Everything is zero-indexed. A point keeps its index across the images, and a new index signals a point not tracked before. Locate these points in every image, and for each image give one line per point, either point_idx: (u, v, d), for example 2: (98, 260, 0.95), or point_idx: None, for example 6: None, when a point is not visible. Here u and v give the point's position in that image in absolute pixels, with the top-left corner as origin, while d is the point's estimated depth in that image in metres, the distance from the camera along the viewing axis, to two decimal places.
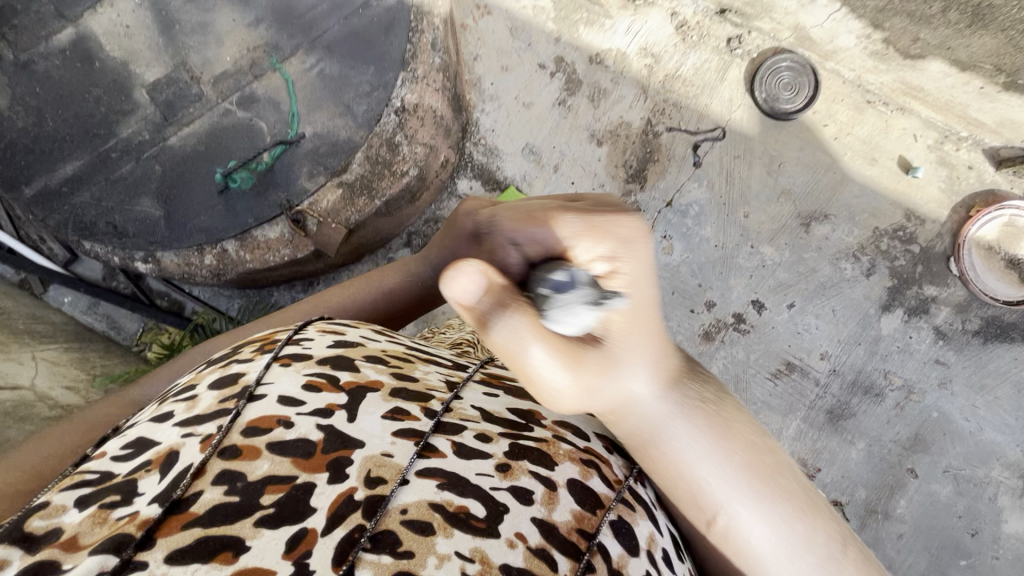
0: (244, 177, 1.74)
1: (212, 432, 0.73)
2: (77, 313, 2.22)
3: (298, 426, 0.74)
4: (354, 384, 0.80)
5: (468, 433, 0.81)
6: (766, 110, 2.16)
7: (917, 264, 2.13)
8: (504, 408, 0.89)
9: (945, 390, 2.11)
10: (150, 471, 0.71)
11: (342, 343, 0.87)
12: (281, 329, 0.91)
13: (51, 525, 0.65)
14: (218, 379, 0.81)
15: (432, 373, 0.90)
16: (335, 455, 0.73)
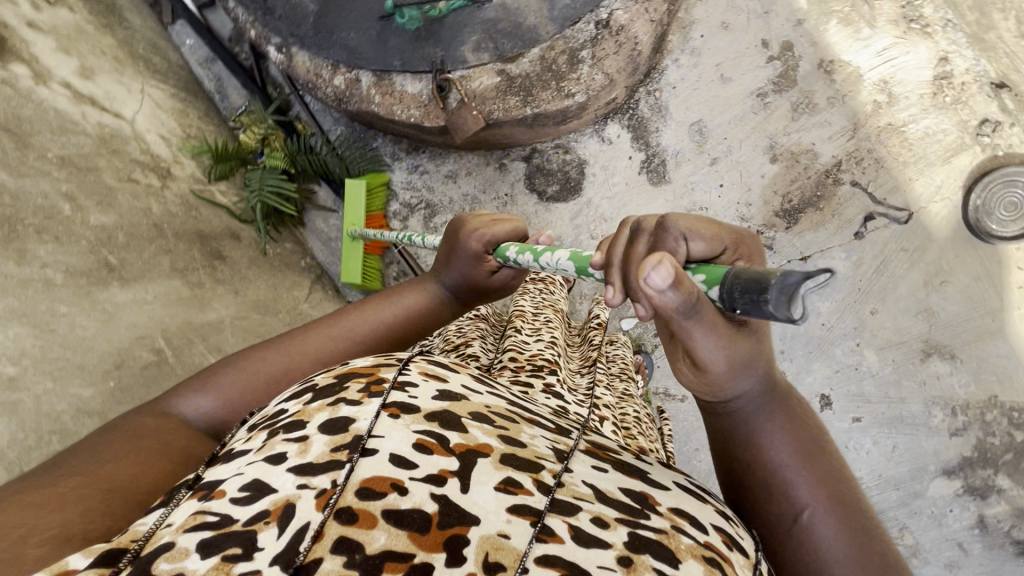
0: (412, 16, 1.54)
1: (327, 488, 0.49)
2: (192, 62, 2.08)
3: (411, 494, 0.50)
4: (467, 448, 0.55)
5: (584, 515, 0.54)
6: (970, 219, 1.85)
7: (1007, 451, 1.94)
8: (617, 487, 0.60)
9: (947, 572, 2.01)
10: (269, 524, 0.47)
11: (450, 394, 0.61)
12: (385, 362, 0.63)
13: (177, 571, 0.44)
14: (328, 421, 0.54)
15: (540, 438, 0.62)
16: (450, 532, 0.49)
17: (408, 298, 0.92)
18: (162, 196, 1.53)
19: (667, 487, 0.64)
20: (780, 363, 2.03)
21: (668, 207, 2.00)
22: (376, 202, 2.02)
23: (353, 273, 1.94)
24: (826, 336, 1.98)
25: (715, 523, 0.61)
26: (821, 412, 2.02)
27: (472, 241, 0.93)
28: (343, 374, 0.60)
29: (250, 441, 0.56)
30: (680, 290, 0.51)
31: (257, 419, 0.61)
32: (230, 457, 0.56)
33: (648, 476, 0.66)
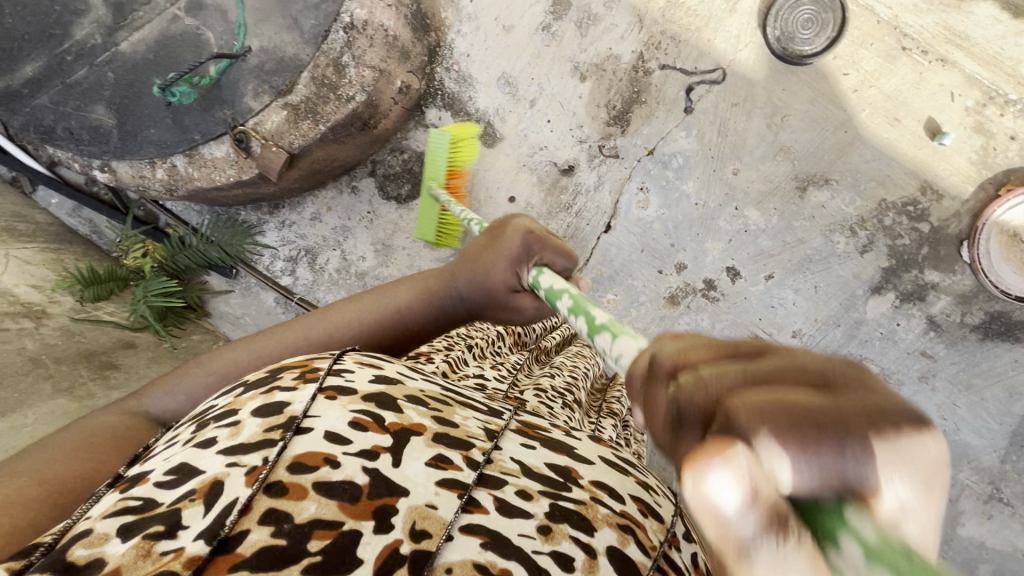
0: (184, 91, 1.69)
1: (258, 464, 0.56)
2: (63, 215, 2.32)
3: (345, 466, 0.57)
4: (400, 427, 0.64)
5: (507, 488, 0.63)
6: (776, 51, 1.88)
7: (922, 245, 1.90)
8: (542, 462, 0.70)
9: (925, 385, 1.96)
10: (195, 500, 0.54)
11: (383, 378, 0.72)
12: (318, 357, 0.75)
13: (94, 555, 0.50)
14: (260, 406, 0.64)
15: (471, 420, 0.73)
16: (379, 501, 0.56)
17: (439, 283, 1.14)
18: (37, 335, 1.63)
19: (591, 462, 0.75)
20: (675, 256, 2.04)
21: (511, 160, 2.09)
22: (459, 159, 1.92)
23: (428, 233, 1.92)
24: (704, 213, 2.00)
25: (636, 493, 0.72)
26: (733, 284, 2.02)
27: (514, 242, 1.06)
28: (276, 370, 0.72)
29: (174, 439, 0.66)
30: (739, 494, 0.32)
31: (189, 418, 0.70)
32: (156, 453, 0.64)
33: (574, 453, 0.75)
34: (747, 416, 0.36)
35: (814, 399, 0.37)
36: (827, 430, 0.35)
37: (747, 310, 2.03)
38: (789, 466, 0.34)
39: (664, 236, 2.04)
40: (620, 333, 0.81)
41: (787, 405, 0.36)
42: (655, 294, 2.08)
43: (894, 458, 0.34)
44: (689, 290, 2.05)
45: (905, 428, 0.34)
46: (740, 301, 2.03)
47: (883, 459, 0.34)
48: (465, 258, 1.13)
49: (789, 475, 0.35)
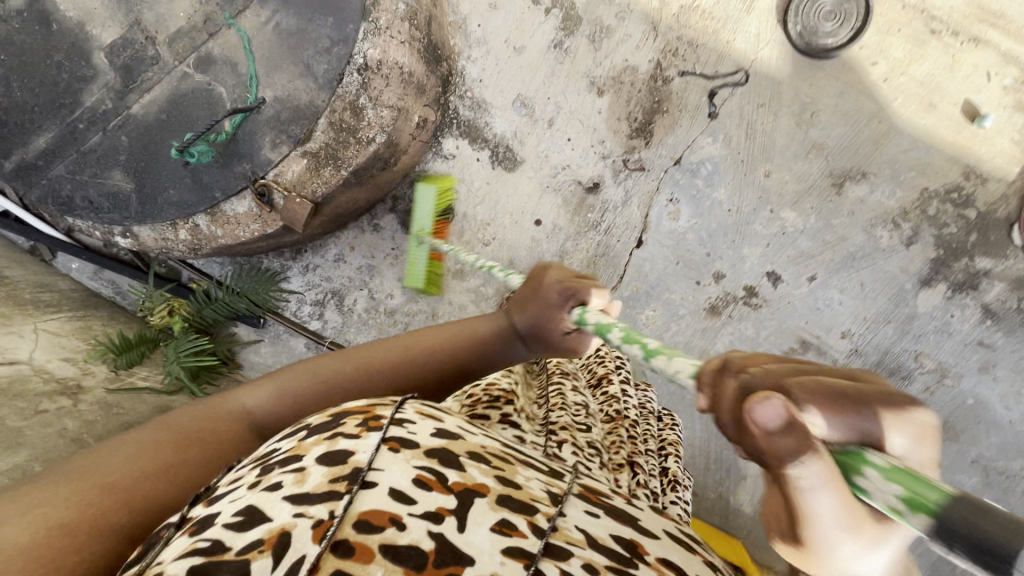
0: (202, 150, 1.65)
1: (325, 517, 0.49)
2: (85, 278, 2.30)
3: (410, 529, 0.50)
4: (464, 486, 0.56)
5: (575, 561, 0.54)
6: (799, 46, 1.82)
7: (971, 232, 1.83)
8: (608, 533, 0.61)
9: (986, 375, 1.89)
10: (264, 551, 0.47)
11: (444, 432, 0.63)
12: (381, 402, 0.66)
13: None
14: (325, 453, 0.56)
15: (534, 480, 0.63)
16: (445, 570, 0.48)
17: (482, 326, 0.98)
18: (77, 412, 1.57)
19: (656, 537, 0.66)
20: (713, 265, 1.98)
21: (534, 182, 2.04)
22: (441, 207, 2.02)
23: (418, 278, 1.85)
24: (739, 219, 1.94)
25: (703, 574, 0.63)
26: (775, 289, 1.96)
27: (553, 292, 0.96)
28: (338, 413, 0.63)
29: (238, 481, 0.57)
30: (791, 436, 0.50)
31: (250, 457, 0.62)
32: (223, 491, 0.56)
33: (636, 523, 0.67)
34: (800, 390, 0.55)
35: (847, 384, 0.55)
36: (848, 396, 0.53)
37: (792, 314, 1.96)
38: (820, 420, 0.53)
39: (699, 246, 1.98)
40: (677, 355, 0.82)
41: (828, 388, 0.54)
42: (695, 306, 2.02)
43: (901, 421, 0.52)
44: (730, 299, 1.99)
45: (906, 407, 0.52)
46: (784, 306, 1.96)
47: (897, 423, 0.52)
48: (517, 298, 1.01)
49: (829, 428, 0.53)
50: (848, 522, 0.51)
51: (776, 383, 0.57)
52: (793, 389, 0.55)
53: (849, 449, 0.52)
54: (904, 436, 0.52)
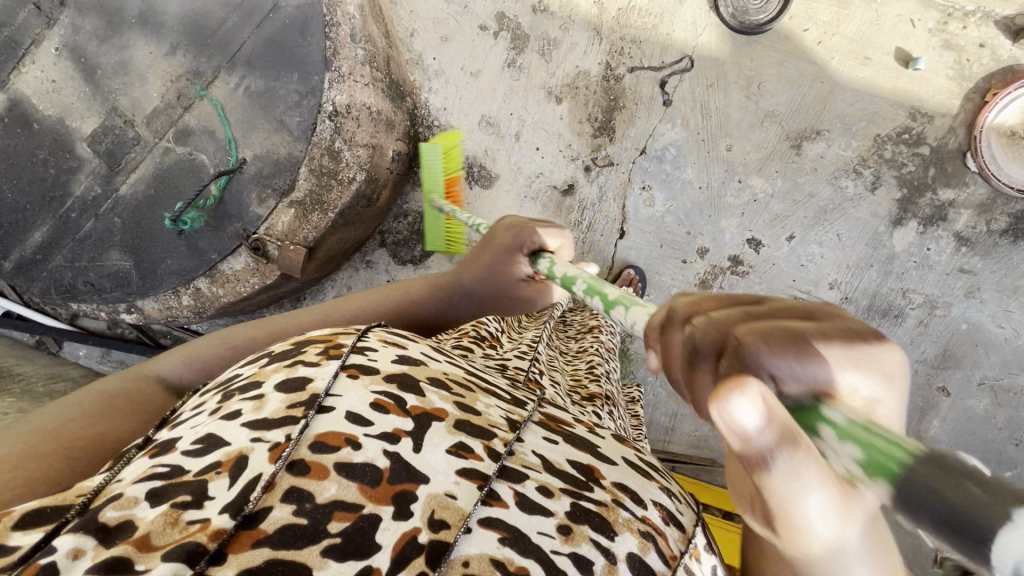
0: (194, 217, 1.73)
1: (281, 440, 0.59)
2: (95, 363, 2.35)
3: (366, 448, 0.61)
4: (420, 411, 0.67)
5: (528, 483, 0.65)
6: (734, 26, 1.93)
7: (928, 167, 1.93)
8: (564, 458, 0.72)
9: (973, 299, 1.96)
10: (222, 472, 0.57)
11: (406, 359, 0.75)
12: (344, 333, 0.78)
13: (125, 517, 0.53)
14: (284, 381, 0.67)
15: (494, 408, 0.76)
16: (400, 486, 0.60)
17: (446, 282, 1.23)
18: None
19: (613, 463, 0.76)
20: (695, 242, 2.06)
21: (512, 194, 2.12)
22: (450, 166, 1.92)
23: (438, 242, 1.89)
24: (711, 194, 2.03)
25: (657, 499, 0.72)
26: (758, 254, 2.04)
27: (507, 243, 1.15)
28: (302, 342, 0.76)
29: (201, 407, 0.70)
30: (766, 426, 0.43)
31: (214, 386, 0.74)
32: (183, 421, 0.68)
33: (597, 451, 0.78)
34: (751, 337, 0.50)
35: (796, 324, 0.50)
36: (800, 340, 0.48)
37: (779, 275, 2.04)
38: (780, 372, 0.48)
39: (679, 226, 2.06)
40: (638, 304, 0.86)
41: (773, 329, 0.49)
42: (686, 284, 2.09)
43: (858, 359, 0.47)
44: (718, 271, 2.06)
45: (869, 343, 0.47)
46: (769, 268, 2.04)
47: (849, 363, 0.47)
48: (470, 261, 1.21)
49: (786, 383, 0.48)
50: (833, 491, 0.45)
51: (721, 331, 0.53)
52: (743, 339, 0.50)
53: (809, 402, 0.47)
54: (863, 377, 0.47)
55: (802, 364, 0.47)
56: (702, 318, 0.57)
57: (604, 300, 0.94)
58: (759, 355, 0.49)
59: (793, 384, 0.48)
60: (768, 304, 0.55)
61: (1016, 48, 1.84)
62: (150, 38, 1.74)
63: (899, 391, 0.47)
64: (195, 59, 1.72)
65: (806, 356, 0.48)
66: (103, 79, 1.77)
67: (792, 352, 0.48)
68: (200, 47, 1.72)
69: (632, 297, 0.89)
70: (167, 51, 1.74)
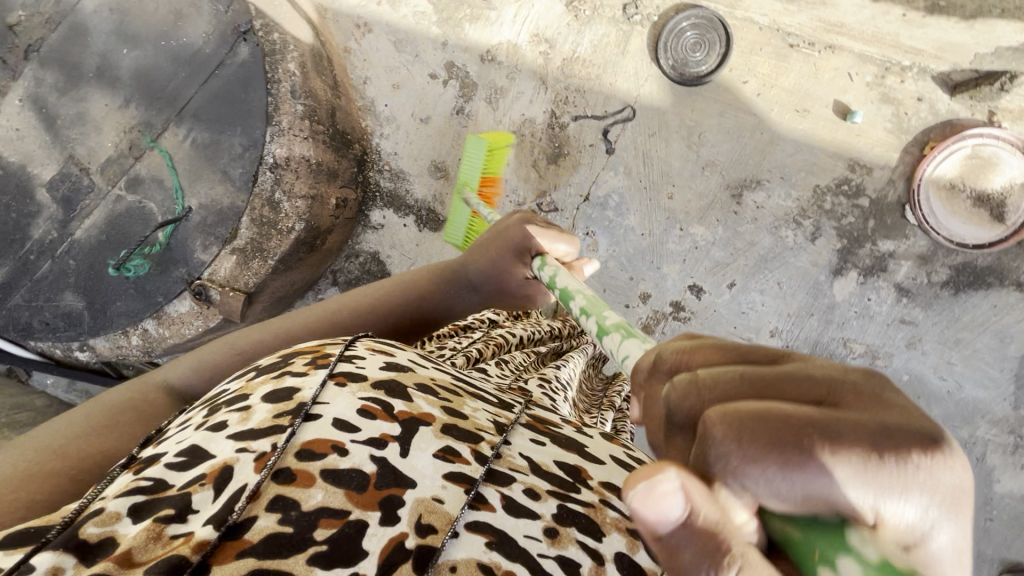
0: (138, 263, 1.83)
1: (268, 450, 0.60)
2: (61, 392, 2.43)
3: (352, 454, 0.61)
4: (409, 416, 0.68)
5: (516, 485, 0.67)
6: (675, 78, 1.97)
7: (868, 219, 1.94)
8: (551, 460, 0.73)
9: (914, 350, 1.95)
10: (206, 485, 0.57)
11: (393, 365, 0.76)
12: (330, 343, 0.79)
13: (107, 533, 0.53)
14: (270, 392, 0.67)
15: (481, 412, 0.77)
16: (388, 491, 0.60)
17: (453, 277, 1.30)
18: None
19: (600, 462, 0.78)
20: (638, 287, 2.09)
21: None
22: (491, 167, 1.95)
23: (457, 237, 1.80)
24: (653, 241, 2.06)
25: None
26: (700, 301, 2.05)
27: (514, 240, 1.24)
28: (287, 354, 0.77)
29: (185, 422, 0.69)
30: (686, 532, 0.41)
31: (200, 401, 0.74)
32: (169, 437, 0.67)
33: (584, 452, 0.79)
34: (722, 435, 0.42)
35: (811, 415, 0.42)
36: (797, 445, 0.41)
37: (720, 321, 2.05)
38: (766, 491, 0.41)
39: (621, 271, 2.10)
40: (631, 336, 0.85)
41: (770, 421, 0.42)
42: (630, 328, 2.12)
43: (877, 478, 0.39)
44: (660, 316, 2.10)
45: (910, 462, 0.40)
46: (711, 314, 2.06)
47: (865, 483, 0.39)
48: (477, 247, 1.30)
49: (773, 500, 0.41)
50: None
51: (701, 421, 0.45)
52: (711, 428, 0.43)
53: (815, 525, 0.40)
54: (885, 494, 0.39)
55: (785, 477, 0.40)
56: (684, 377, 0.50)
57: (600, 324, 0.94)
58: (732, 464, 0.42)
59: (781, 506, 0.41)
60: (786, 375, 0.47)
61: (954, 102, 1.84)
62: (106, 91, 1.83)
63: (955, 513, 0.40)
64: (147, 112, 1.81)
65: (812, 472, 0.40)
66: (63, 128, 1.86)
67: (786, 465, 0.40)
68: (152, 101, 1.80)
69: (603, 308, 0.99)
70: (121, 104, 1.82)
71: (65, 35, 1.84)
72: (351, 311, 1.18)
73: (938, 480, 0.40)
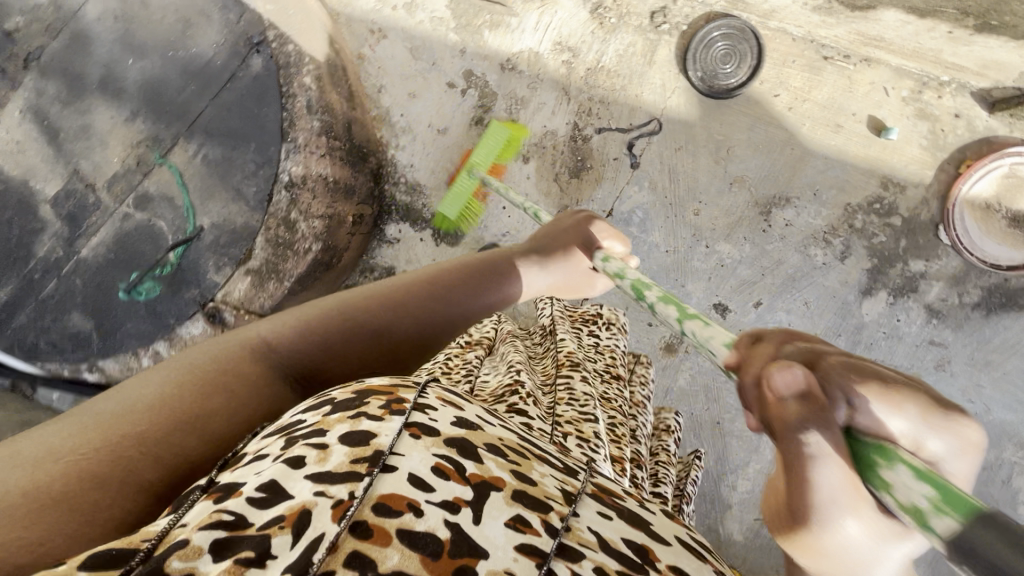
0: (150, 285, 1.77)
1: (344, 497, 0.47)
2: None
3: (428, 516, 0.48)
4: (482, 479, 0.53)
5: (588, 564, 0.51)
6: (704, 91, 1.90)
7: (900, 238, 1.89)
8: (621, 537, 0.57)
9: (943, 372, 1.92)
10: (286, 528, 0.44)
11: (464, 420, 0.60)
12: (403, 384, 0.61)
13: (188, 569, 0.41)
14: (347, 432, 0.52)
15: (548, 478, 0.60)
16: (460, 561, 0.46)
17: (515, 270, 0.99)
18: None
19: (668, 543, 0.60)
20: None
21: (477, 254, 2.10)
22: (504, 157, 2.05)
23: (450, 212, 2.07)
24: (677, 258, 2.00)
25: None
26: (725, 319, 2.00)
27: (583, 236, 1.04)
28: (360, 390, 0.58)
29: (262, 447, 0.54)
30: (802, 405, 0.49)
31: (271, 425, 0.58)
32: (245, 460, 0.53)
33: (649, 527, 0.62)
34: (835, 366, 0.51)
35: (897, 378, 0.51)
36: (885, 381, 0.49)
37: None
38: (860, 410, 0.49)
39: None
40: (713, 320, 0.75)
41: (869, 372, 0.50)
42: (652, 346, 2.09)
43: (936, 424, 0.47)
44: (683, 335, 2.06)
45: (959, 419, 0.47)
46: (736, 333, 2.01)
47: (926, 421, 0.47)
48: (542, 236, 1.06)
49: (862, 416, 0.49)
50: (849, 502, 0.48)
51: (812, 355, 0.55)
52: (832, 365, 0.52)
53: (871, 442, 0.47)
54: (940, 439, 0.47)
55: (874, 406, 0.48)
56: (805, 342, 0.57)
57: (683, 312, 0.81)
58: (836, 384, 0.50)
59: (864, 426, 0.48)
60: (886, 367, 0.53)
61: (993, 119, 1.78)
62: (111, 103, 1.74)
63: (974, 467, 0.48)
64: (155, 126, 1.73)
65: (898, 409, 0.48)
66: (66, 141, 1.77)
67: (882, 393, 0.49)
68: (160, 114, 1.72)
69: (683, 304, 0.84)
70: (128, 117, 1.74)
71: (67, 43, 1.75)
72: (408, 294, 0.87)
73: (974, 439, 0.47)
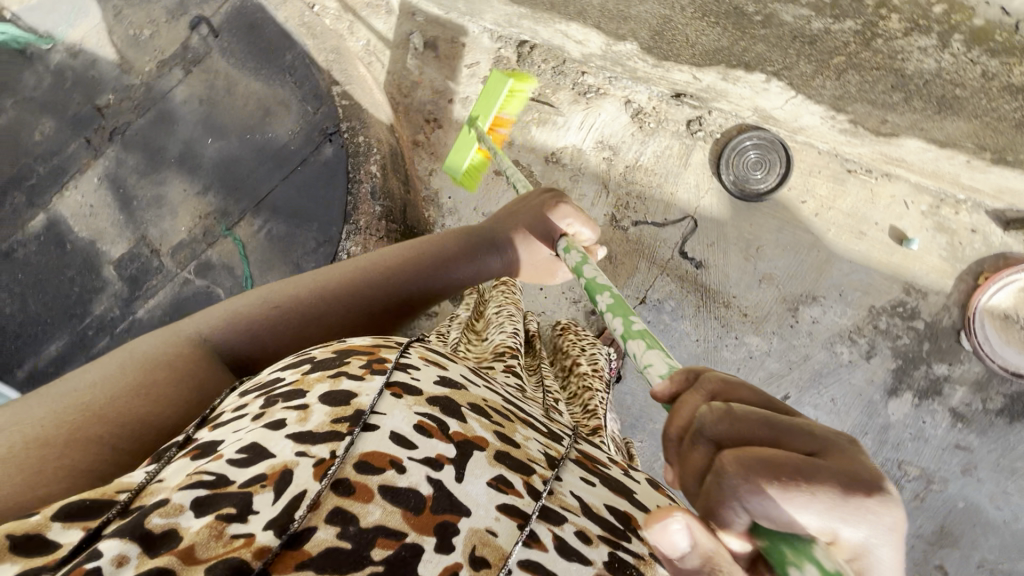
0: None
1: (326, 456, 0.57)
2: None
3: (410, 472, 0.59)
4: (464, 438, 0.65)
5: (568, 526, 0.62)
6: (735, 193, 2.04)
7: (923, 341, 1.96)
8: (601, 502, 0.70)
9: (970, 477, 1.95)
10: (266, 486, 0.55)
11: (448, 382, 0.74)
12: (386, 347, 0.77)
13: (170, 525, 0.50)
14: (327, 393, 0.65)
15: (532, 441, 0.74)
16: (441, 517, 0.57)
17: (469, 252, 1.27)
18: None
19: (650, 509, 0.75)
20: None
21: None
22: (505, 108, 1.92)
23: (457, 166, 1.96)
24: (707, 347, 2.08)
25: None
26: None
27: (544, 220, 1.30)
28: (343, 352, 0.74)
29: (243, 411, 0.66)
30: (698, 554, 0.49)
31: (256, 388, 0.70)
32: (226, 425, 0.64)
33: (634, 497, 0.76)
34: (734, 465, 0.50)
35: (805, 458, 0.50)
36: (790, 475, 0.49)
37: None
38: (764, 512, 0.49)
39: None
40: (655, 345, 0.83)
41: (772, 461, 0.50)
42: None
43: (842, 512, 0.48)
44: None
45: (869, 501, 0.49)
46: None
47: (830, 511, 0.48)
48: (511, 217, 1.34)
49: (762, 518, 0.49)
50: None
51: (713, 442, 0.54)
52: (723, 467, 0.51)
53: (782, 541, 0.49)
54: (850, 526, 0.48)
55: (777, 508, 0.49)
56: (721, 405, 0.56)
57: (626, 327, 0.91)
58: (734, 486, 0.50)
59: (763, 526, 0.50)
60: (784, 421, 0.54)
61: (1008, 236, 1.90)
62: (185, 176, 1.87)
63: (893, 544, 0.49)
64: (225, 200, 1.85)
65: (801, 503, 0.48)
66: (138, 209, 1.88)
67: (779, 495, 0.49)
68: (230, 190, 1.85)
69: (624, 304, 0.97)
70: (200, 190, 1.86)
71: (152, 120, 1.89)
72: (356, 279, 1.09)
73: (886, 519, 0.49)
